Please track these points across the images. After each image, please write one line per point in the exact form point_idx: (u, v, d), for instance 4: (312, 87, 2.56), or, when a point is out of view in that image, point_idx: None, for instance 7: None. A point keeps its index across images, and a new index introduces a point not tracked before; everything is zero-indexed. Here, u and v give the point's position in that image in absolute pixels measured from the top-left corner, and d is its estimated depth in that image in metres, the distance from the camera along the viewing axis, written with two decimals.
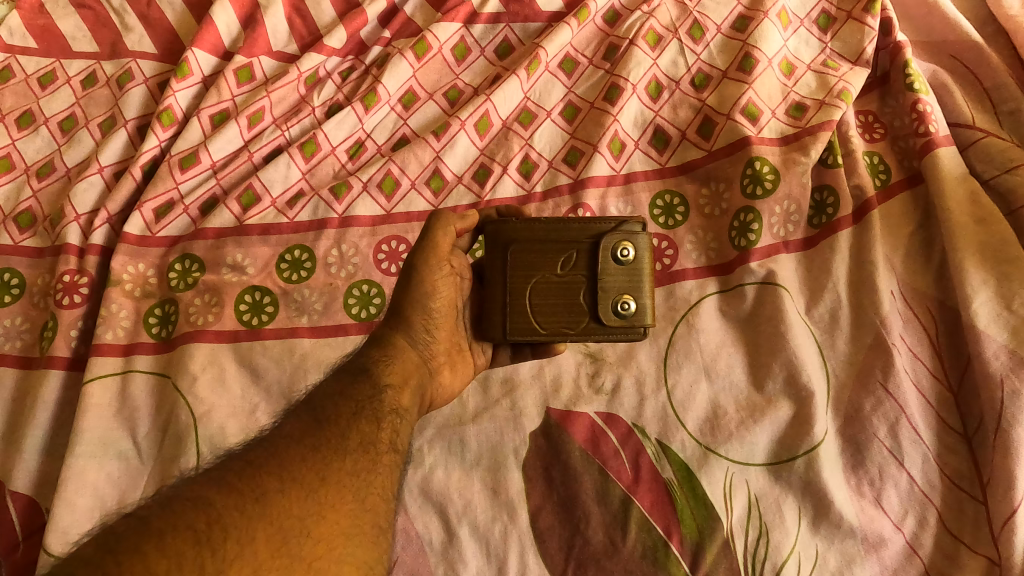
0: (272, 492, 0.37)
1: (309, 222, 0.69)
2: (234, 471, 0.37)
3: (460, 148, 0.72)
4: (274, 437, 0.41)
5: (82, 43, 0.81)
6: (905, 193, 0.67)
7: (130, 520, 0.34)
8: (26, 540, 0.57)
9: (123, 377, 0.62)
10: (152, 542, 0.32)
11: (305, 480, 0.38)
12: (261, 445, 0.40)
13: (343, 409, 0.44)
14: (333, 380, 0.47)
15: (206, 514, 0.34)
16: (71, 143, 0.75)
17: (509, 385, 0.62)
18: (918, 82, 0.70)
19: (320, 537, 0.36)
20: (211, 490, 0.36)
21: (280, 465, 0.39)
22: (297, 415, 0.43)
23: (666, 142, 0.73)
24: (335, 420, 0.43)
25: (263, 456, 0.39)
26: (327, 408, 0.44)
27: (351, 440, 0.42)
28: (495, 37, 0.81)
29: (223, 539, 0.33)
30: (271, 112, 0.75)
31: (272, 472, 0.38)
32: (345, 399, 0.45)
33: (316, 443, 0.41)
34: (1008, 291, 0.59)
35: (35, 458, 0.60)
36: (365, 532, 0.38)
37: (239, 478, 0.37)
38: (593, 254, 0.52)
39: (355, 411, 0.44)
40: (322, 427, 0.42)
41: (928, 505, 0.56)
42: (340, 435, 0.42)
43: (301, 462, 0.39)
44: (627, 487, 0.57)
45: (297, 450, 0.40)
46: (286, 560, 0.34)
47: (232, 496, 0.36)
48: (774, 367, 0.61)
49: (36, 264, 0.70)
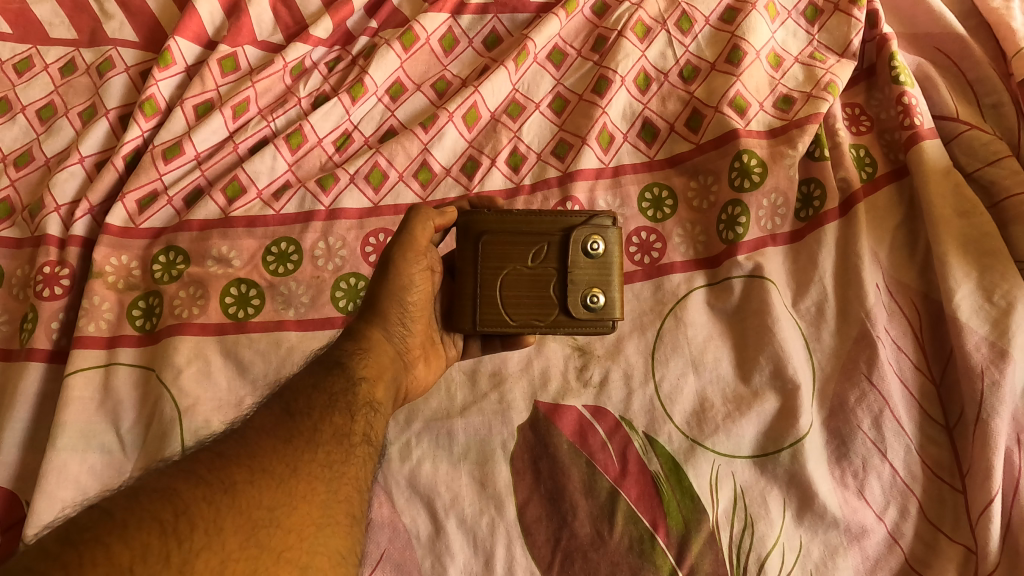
0: (241, 484, 0.36)
1: (296, 214, 0.69)
2: (203, 463, 0.37)
3: (448, 140, 0.72)
4: (244, 430, 0.41)
5: (59, 29, 0.79)
6: (890, 186, 0.67)
7: (94, 512, 0.33)
8: (4, 534, 0.56)
9: (106, 370, 0.62)
10: (116, 534, 0.31)
11: (276, 471, 0.38)
12: (230, 438, 0.40)
13: (317, 401, 0.44)
14: (307, 372, 0.46)
15: (173, 505, 0.34)
16: (51, 132, 0.75)
17: (497, 378, 0.62)
18: (904, 74, 0.70)
19: (291, 527, 0.36)
20: (178, 482, 0.35)
21: (250, 456, 0.38)
22: (269, 408, 0.43)
23: (655, 134, 0.73)
24: (307, 412, 0.43)
25: (233, 449, 0.38)
26: (300, 400, 0.43)
27: (324, 432, 0.42)
28: (482, 29, 0.80)
29: (191, 530, 0.33)
30: (256, 103, 0.75)
31: (242, 463, 0.37)
32: (319, 391, 0.44)
33: (288, 435, 0.41)
34: (990, 283, 0.60)
35: (15, 450, 0.60)
36: (338, 522, 0.38)
37: (208, 471, 0.36)
38: (563, 247, 0.52)
39: (330, 404, 0.44)
40: (295, 419, 0.42)
41: (910, 496, 0.56)
42: (314, 426, 0.42)
43: (272, 453, 0.39)
44: (614, 480, 0.57)
45: (267, 442, 0.40)
46: (256, 549, 0.34)
47: (200, 487, 0.35)
48: (760, 359, 0.61)
49: (17, 255, 0.69)
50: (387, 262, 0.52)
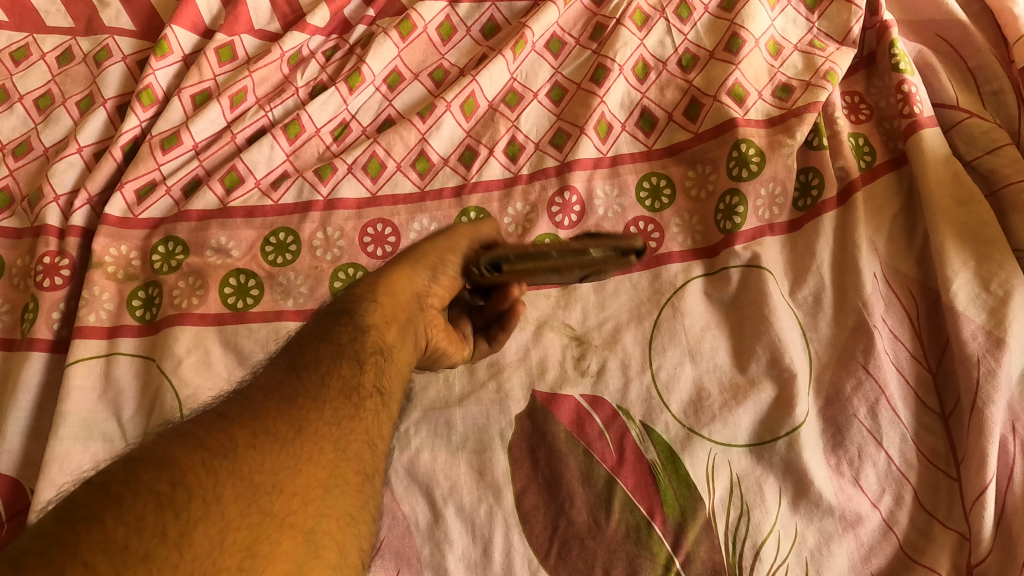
0: (242, 449, 0.36)
1: (294, 205, 0.69)
2: (203, 427, 0.36)
3: (446, 129, 0.72)
4: (248, 390, 0.40)
5: (55, 18, 0.79)
6: (889, 175, 0.67)
7: (89, 486, 0.32)
8: (10, 522, 0.57)
9: (106, 360, 0.62)
10: (110, 509, 0.30)
11: (280, 432, 0.38)
12: (232, 401, 0.39)
13: (324, 357, 0.43)
14: (315, 324, 0.46)
15: (170, 475, 0.32)
16: (49, 122, 0.75)
17: (495, 367, 0.62)
18: (904, 62, 0.69)
19: (295, 491, 0.36)
20: (175, 448, 0.34)
21: (252, 419, 0.37)
22: (273, 369, 0.42)
23: (653, 124, 0.73)
24: (314, 368, 0.42)
25: (236, 410, 0.38)
26: (307, 356, 0.43)
27: (332, 387, 0.42)
28: (480, 16, 0.80)
29: (188, 500, 0.32)
30: (254, 92, 0.74)
31: (244, 425, 0.37)
32: (326, 343, 0.44)
33: (293, 393, 0.40)
34: (987, 273, 0.59)
35: (18, 439, 0.60)
36: (342, 483, 0.38)
37: (208, 434, 0.35)
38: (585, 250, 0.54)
39: (334, 351, 0.44)
40: (300, 376, 0.41)
41: (905, 484, 0.57)
42: (321, 382, 0.42)
43: (277, 414, 0.38)
44: (611, 468, 0.58)
45: (270, 404, 0.39)
46: (257, 516, 0.34)
47: (199, 454, 0.34)
48: (757, 349, 0.61)
49: (16, 245, 0.69)
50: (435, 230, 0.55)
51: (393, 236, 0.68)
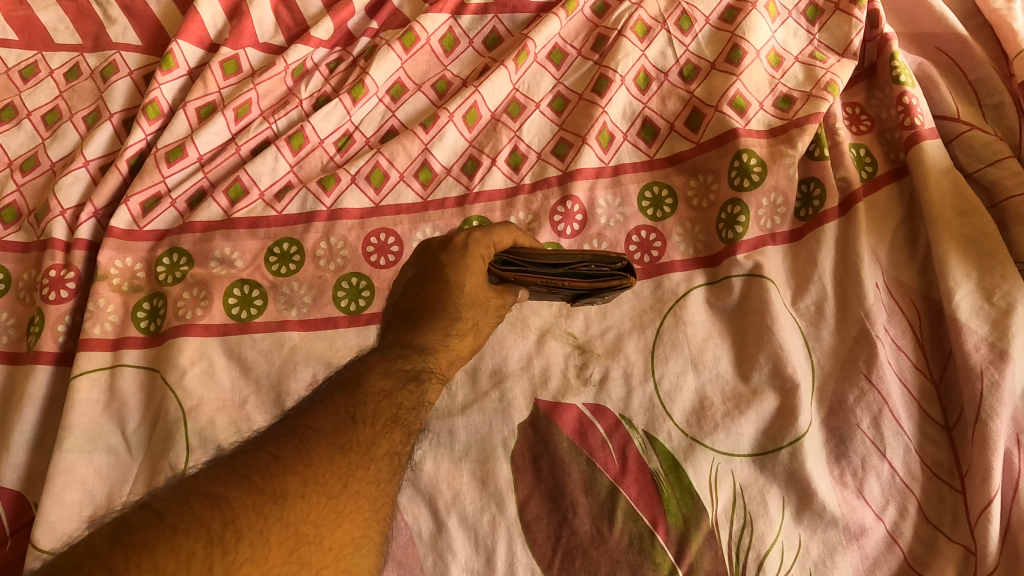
0: (292, 495, 0.37)
1: (298, 215, 0.69)
2: (258, 469, 0.37)
3: (448, 140, 0.72)
4: (303, 427, 0.42)
5: (64, 34, 0.80)
6: (890, 186, 0.67)
7: (145, 511, 0.33)
8: (14, 535, 0.57)
9: (111, 371, 0.62)
10: (162, 538, 0.32)
11: (327, 484, 0.39)
12: (288, 438, 0.41)
13: (381, 410, 0.45)
14: (381, 372, 0.48)
15: (221, 513, 0.34)
16: (56, 136, 0.75)
17: (498, 376, 0.62)
18: (905, 74, 0.70)
19: (333, 544, 0.37)
20: (229, 487, 0.36)
21: (305, 464, 0.39)
22: (332, 408, 0.44)
23: (655, 134, 0.73)
24: (371, 421, 0.44)
25: (290, 452, 0.39)
26: (367, 407, 0.45)
27: (379, 447, 0.43)
28: (483, 29, 0.80)
29: (237, 540, 0.33)
30: (259, 104, 0.75)
31: (296, 472, 0.38)
32: (388, 401, 0.46)
33: (345, 445, 0.41)
34: (990, 284, 0.60)
35: (24, 452, 0.60)
36: (371, 541, 0.40)
37: (263, 477, 0.37)
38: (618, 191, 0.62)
39: (386, 396, 0.46)
40: (356, 427, 0.43)
41: (909, 495, 0.57)
42: (374, 433, 0.43)
43: (327, 463, 0.40)
44: (614, 477, 0.58)
45: (324, 449, 0.40)
46: (296, 564, 0.35)
47: (252, 496, 0.36)
48: (760, 358, 0.61)
49: (23, 259, 0.69)
50: (451, 252, 0.53)
51: (396, 245, 0.68)
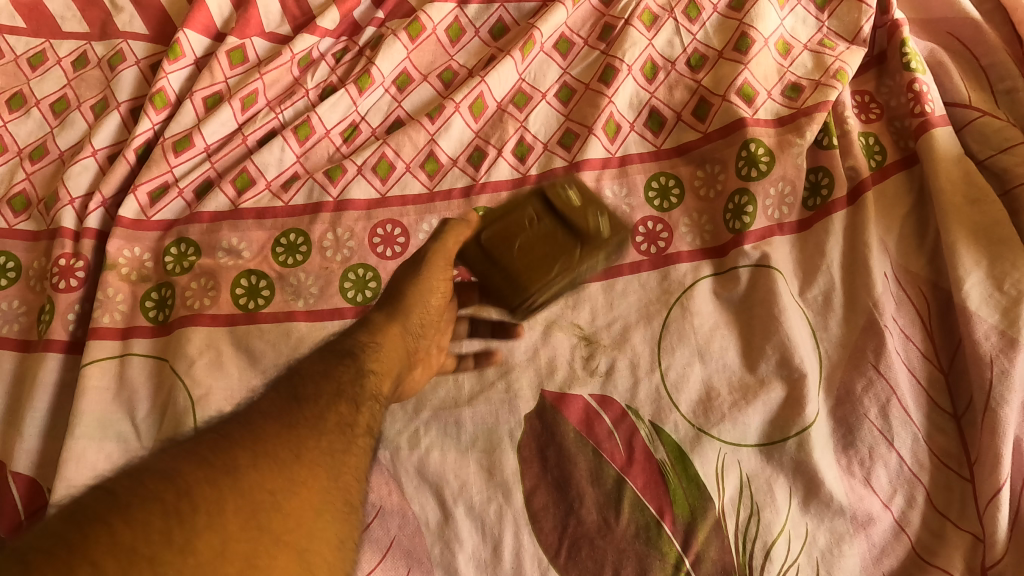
0: (244, 468, 0.37)
1: (304, 206, 0.69)
2: (208, 446, 0.37)
3: (454, 130, 0.72)
4: (251, 414, 0.42)
5: (71, 23, 0.80)
6: (900, 174, 0.67)
7: (98, 491, 0.34)
8: (29, 520, 0.58)
9: (120, 360, 0.63)
10: (118, 512, 0.32)
11: (279, 454, 0.39)
12: (237, 423, 0.40)
13: (323, 389, 0.45)
14: (318, 358, 0.48)
15: (174, 486, 0.34)
16: (64, 126, 0.76)
17: (504, 368, 0.62)
18: (915, 61, 0.69)
19: (292, 511, 0.36)
20: (183, 463, 0.36)
21: (254, 440, 0.39)
22: (275, 392, 0.44)
23: (662, 123, 0.73)
24: (314, 399, 0.44)
25: (239, 430, 0.39)
26: (307, 387, 0.45)
27: (327, 420, 0.43)
28: (489, 18, 0.80)
29: (194, 511, 0.33)
30: (265, 95, 0.75)
31: (246, 447, 0.38)
32: (327, 379, 0.46)
33: (292, 419, 0.41)
34: (1000, 272, 0.59)
35: (35, 439, 0.61)
36: (333, 510, 0.39)
37: (214, 453, 0.37)
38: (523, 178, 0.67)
39: (324, 375, 0.46)
40: (300, 404, 0.43)
41: (918, 485, 0.57)
42: (319, 410, 0.43)
43: (275, 436, 0.40)
44: (621, 468, 0.58)
45: (272, 426, 0.40)
46: (258, 531, 0.34)
47: (205, 470, 0.36)
48: (767, 349, 0.61)
49: (33, 247, 0.70)
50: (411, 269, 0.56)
51: (402, 236, 0.68)
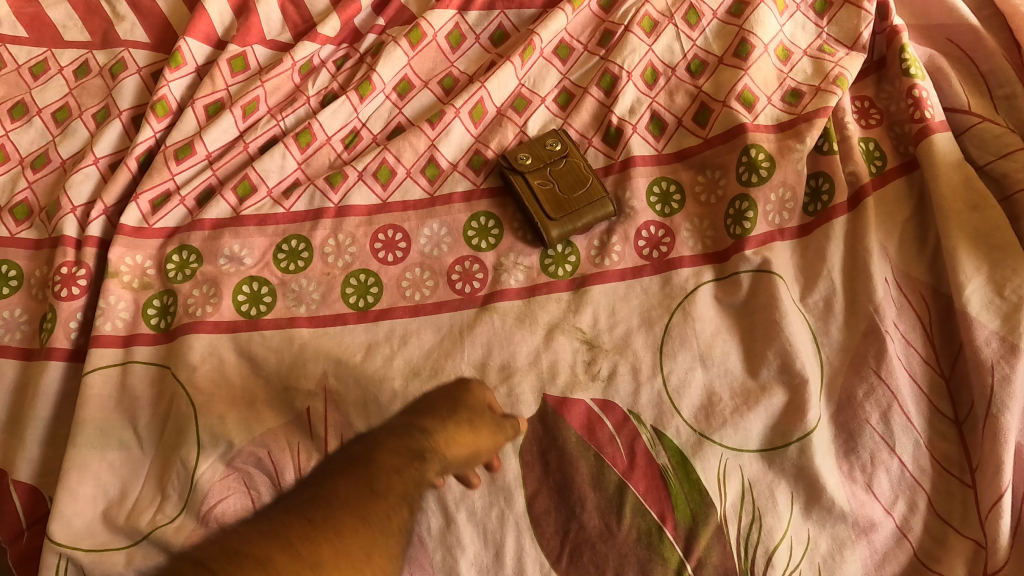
0: (306, 551, 0.50)
1: (305, 212, 0.70)
2: (294, 528, 0.52)
3: (455, 136, 0.72)
4: (328, 494, 0.54)
5: (73, 32, 0.81)
6: (900, 180, 0.67)
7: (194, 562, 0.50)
8: (30, 529, 0.59)
9: (122, 368, 0.63)
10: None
11: (342, 532, 0.52)
12: (320, 501, 0.54)
13: (393, 484, 0.55)
14: (395, 451, 0.57)
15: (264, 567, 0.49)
16: (66, 134, 0.76)
17: (506, 371, 0.61)
18: (915, 67, 0.70)
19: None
20: (272, 550, 0.50)
21: (327, 512, 0.53)
22: (353, 476, 0.55)
23: (663, 128, 0.73)
24: (388, 491, 0.55)
25: (320, 515, 0.53)
26: (382, 480, 0.55)
27: (388, 503, 0.54)
28: (489, 25, 0.80)
29: None
30: (266, 102, 0.75)
31: (326, 537, 0.51)
32: (400, 476, 0.56)
33: (367, 496, 0.54)
34: (1001, 278, 0.59)
35: (38, 447, 0.61)
36: None
37: (298, 541, 0.51)
38: (514, 160, 0.69)
39: (398, 472, 0.56)
40: (375, 496, 0.54)
41: (919, 491, 0.57)
42: (391, 504, 0.54)
43: (348, 514, 0.53)
44: (622, 472, 0.58)
45: (347, 516, 0.53)
46: None
47: (290, 558, 0.50)
48: (769, 354, 0.61)
49: (35, 256, 0.70)
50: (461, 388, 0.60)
51: (403, 241, 0.68)
